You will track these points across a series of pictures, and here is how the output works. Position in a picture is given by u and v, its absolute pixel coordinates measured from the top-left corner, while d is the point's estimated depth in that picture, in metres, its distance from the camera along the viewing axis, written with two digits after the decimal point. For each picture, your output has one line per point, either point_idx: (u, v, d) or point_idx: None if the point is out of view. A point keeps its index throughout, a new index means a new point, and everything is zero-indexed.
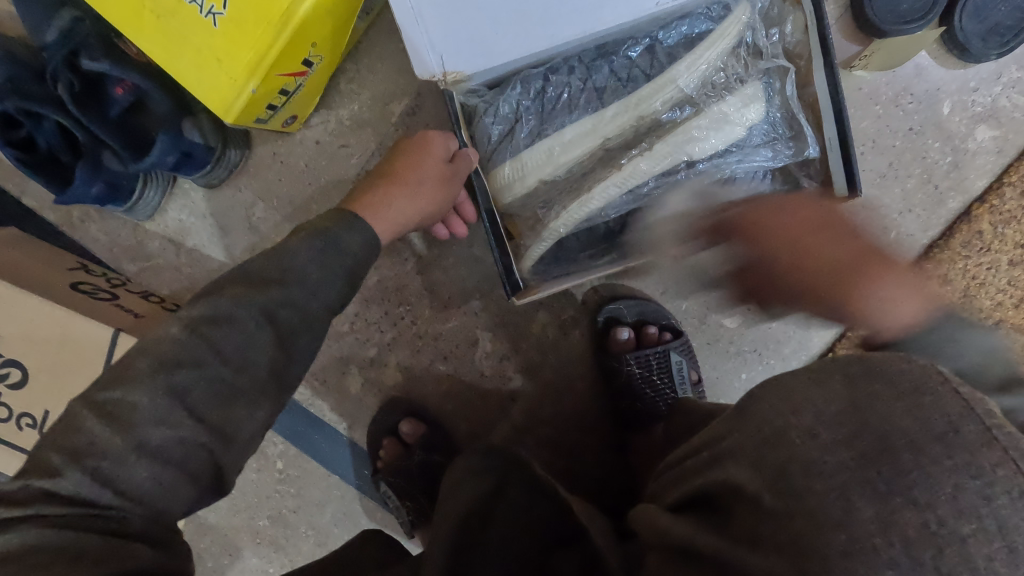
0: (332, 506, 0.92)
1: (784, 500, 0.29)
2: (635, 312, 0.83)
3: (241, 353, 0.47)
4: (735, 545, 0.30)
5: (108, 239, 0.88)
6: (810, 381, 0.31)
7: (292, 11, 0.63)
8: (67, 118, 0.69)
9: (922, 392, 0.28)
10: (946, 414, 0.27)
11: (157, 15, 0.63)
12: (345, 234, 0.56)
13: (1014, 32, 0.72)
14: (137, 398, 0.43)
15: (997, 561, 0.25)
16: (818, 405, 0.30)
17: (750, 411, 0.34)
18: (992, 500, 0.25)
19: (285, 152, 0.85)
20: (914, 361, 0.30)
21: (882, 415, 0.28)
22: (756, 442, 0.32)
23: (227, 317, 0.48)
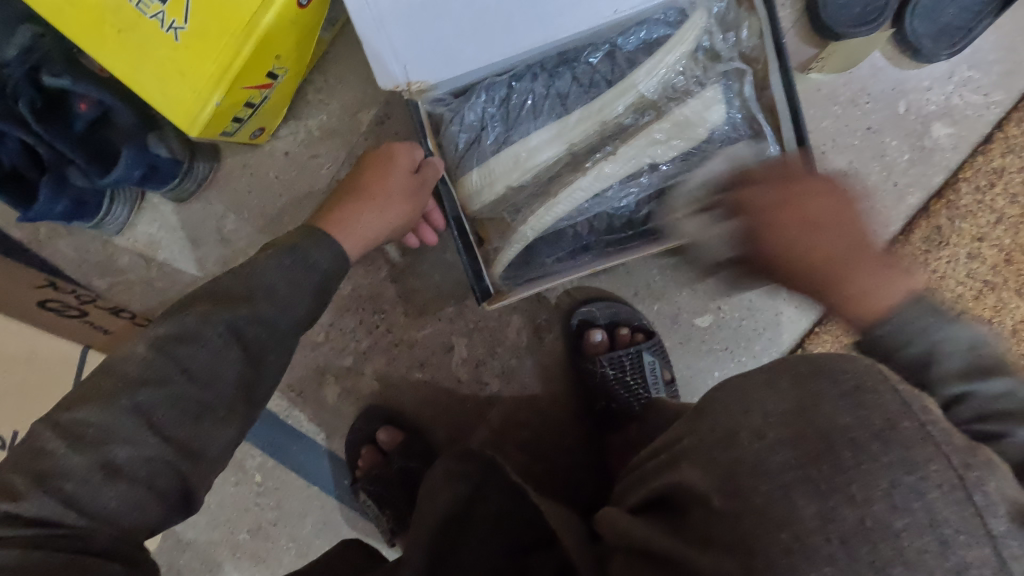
0: (313, 516, 0.92)
1: (733, 500, 0.30)
2: (608, 315, 0.85)
3: (207, 370, 0.47)
4: (688, 548, 0.31)
5: (76, 255, 0.87)
6: (764, 381, 0.33)
7: (254, 22, 0.63)
8: (29, 134, 0.68)
9: (865, 390, 0.29)
10: (886, 412, 0.29)
11: (117, 30, 0.63)
12: (314, 250, 0.56)
13: (962, 32, 0.75)
14: (101, 420, 0.43)
15: (928, 552, 0.26)
16: (765, 406, 0.32)
17: (709, 417, 0.35)
18: (925, 494, 0.27)
19: (255, 163, 0.85)
20: (859, 361, 0.31)
21: (826, 414, 0.30)
22: (709, 443, 0.33)
23: (194, 335, 0.48)
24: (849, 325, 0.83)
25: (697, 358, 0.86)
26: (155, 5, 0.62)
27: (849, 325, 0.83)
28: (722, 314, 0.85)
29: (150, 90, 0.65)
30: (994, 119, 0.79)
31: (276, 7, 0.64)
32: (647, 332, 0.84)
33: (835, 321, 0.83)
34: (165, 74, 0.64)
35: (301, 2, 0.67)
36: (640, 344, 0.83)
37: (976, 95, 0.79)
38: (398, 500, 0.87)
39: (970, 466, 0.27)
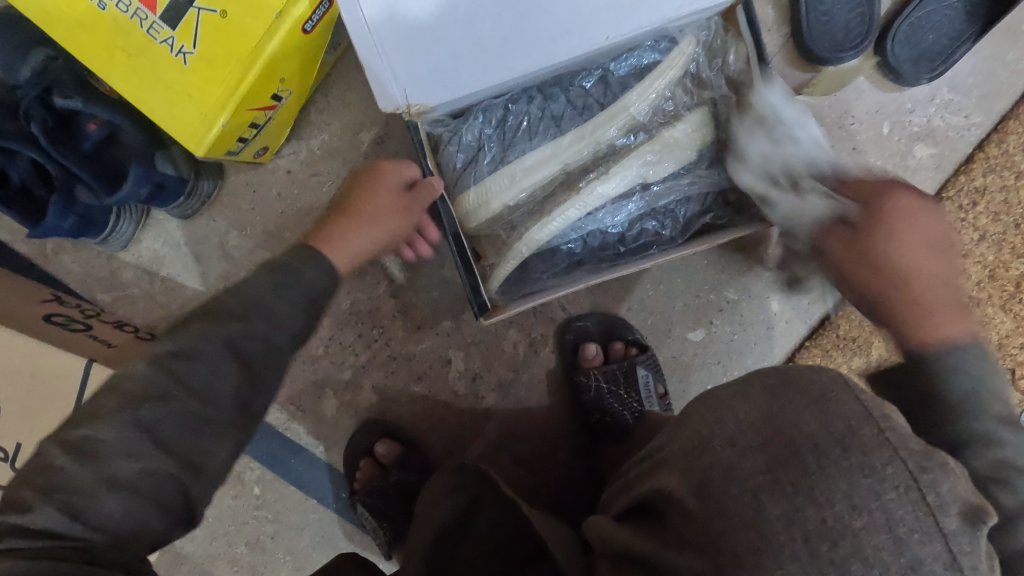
0: (310, 529, 0.93)
1: (705, 502, 0.33)
2: (602, 328, 0.87)
3: (206, 386, 0.49)
4: (667, 549, 0.35)
5: (81, 270, 0.88)
6: (737, 393, 0.36)
7: (260, 48, 0.66)
8: (38, 154, 0.70)
9: (829, 398, 0.33)
10: (847, 418, 0.32)
11: (128, 55, 0.65)
12: (304, 268, 0.58)
13: (942, 57, 0.77)
14: (107, 434, 0.44)
15: (884, 549, 0.29)
16: (738, 415, 0.35)
17: (687, 424, 0.38)
18: (882, 495, 0.30)
19: (257, 181, 0.87)
20: (825, 373, 0.34)
21: (794, 423, 0.33)
22: (684, 452, 0.36)
23: (196, 353, 0.49)
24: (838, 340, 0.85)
25: (689, 372, 0.87)
26: (166, 31, 0.64)
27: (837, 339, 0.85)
28: (713, 329, 0.86)
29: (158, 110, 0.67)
30: (975, 140, 0.81)
31: (281, 34, 0.66)
32: (640, 347, 0.86)
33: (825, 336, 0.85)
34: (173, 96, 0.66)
35: (305, 29, 0.69)
36: (633, 358, 0.85)
37: (957, 117, 0.81)
38: (396, 513, 0.88)
39: (927, 469, 0.30)
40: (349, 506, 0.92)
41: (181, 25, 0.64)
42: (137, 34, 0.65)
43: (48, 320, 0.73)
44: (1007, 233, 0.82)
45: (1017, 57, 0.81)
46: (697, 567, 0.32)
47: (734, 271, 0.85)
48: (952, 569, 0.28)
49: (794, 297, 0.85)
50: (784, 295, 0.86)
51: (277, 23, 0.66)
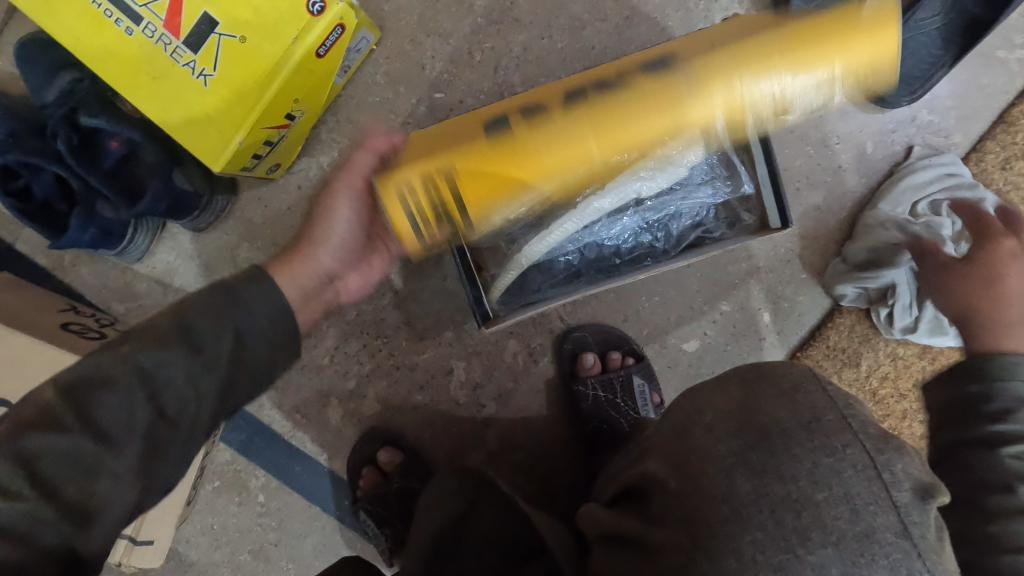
0: (313, 536, 0.95)
1: (686, 481, 0.38)
2: (599, 339, 0.90)
3: (109, 423, 0.42)
4: (650, 523, 0.39)
5: (97, 281, 0.92)
6: (717, 387, 0.42)
7: (276, 71, 0.70)
8: (64, 170, 0.74)
9: (798, 390, 0.39)
10: (814, 408, 0.37)
11: (153, 78, 0.69)
12: (240, 292, 0.49)
13: (920, 82, 0.82)
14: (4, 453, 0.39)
15: (841, 519, 0.34)
16: (717, 405, 0.40)
17: (670, 420, 0.43)
18: (841, 472, 0.35)
19: (269, 197, 0.91)
20: (796, 367, 0.41)
21: (767, 411, 0.38)
22: (669, 440, 0.41)
23: (102, 380, 0.43)
24: (827, 351, 0.88)
25: (685, 382, 0.90)
26: (188, 55, 0.69)
27: (827, 350, 0.88)
28: (707, 339, 0.89)
29: (180, 128, 0.71)
30: None
31: (296, 56, 0.71)
32: (636, 356, 0.89)
33: (815, 347, 0.88)
34: (191, 115, 0.71)
35: (318, 53, 0.74)
36: (629, 368, 0.87)
37: (937, 137, 0.85)
38: (397, 519, 0.90)
39: (883, 451, 0.36)
40: (352, 513, 0.94)
41: (203, 50, 0.68)
42: (161, 57, 0.69)
43: (63, 328, 0.76)
44: None
45: (992, 82, 0.85)
46: (677, 540, 0.36)
47: (727, 284, 0.89)
48: (902, 537, 0.34)
49: (784, 309, 0.88)
50: (775, 308, 0.88)
51: (293, 47, 0.70)
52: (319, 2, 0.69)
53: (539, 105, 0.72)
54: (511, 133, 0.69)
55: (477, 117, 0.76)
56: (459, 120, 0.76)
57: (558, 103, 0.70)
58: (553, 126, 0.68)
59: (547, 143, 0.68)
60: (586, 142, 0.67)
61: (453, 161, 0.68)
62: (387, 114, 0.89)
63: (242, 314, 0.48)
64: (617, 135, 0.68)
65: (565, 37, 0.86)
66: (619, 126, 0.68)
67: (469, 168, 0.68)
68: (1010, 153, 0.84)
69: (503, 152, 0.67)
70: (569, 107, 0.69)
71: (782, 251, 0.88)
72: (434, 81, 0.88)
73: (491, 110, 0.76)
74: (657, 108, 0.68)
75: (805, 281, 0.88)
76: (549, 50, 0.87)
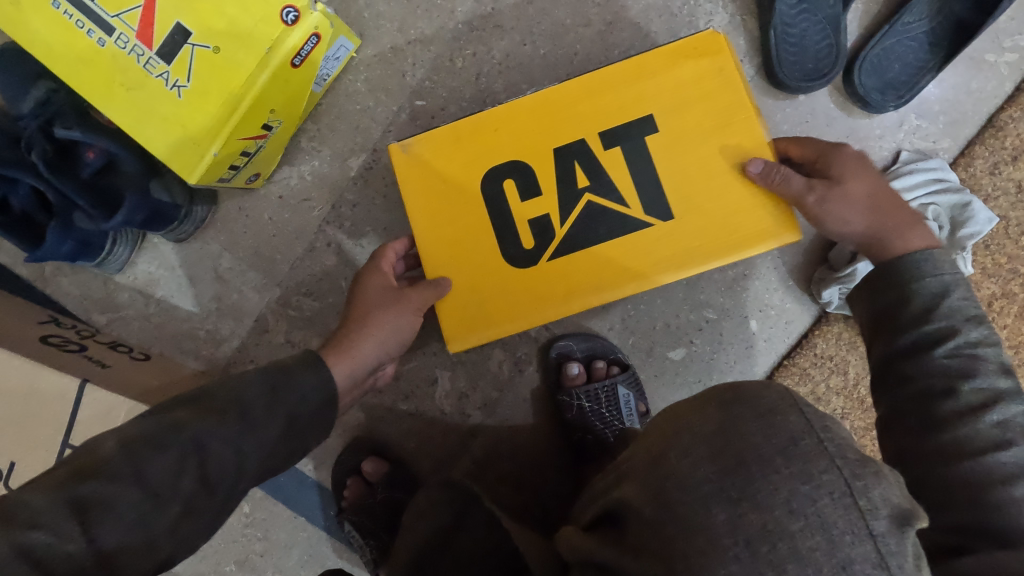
0: (298, 547, 0.94)
1: (662, 509, 0.35)
2: (584, 348, 0.88)
3: (163, 483, 0.46)
4: (624, 555, 0.35)
5: (79, 292, 0.91)
6: (693, 407, 0.38)
7: (251, 82, 0.69)
8: (39, 181, 0.73)
9: (776, 413, 0.35)
10: (791, 431, 0.34)
11: (126, 89, 0.68)
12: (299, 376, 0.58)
13: (908, 86, 0.81)
14: (39, 502, 0.41)
15: (818, 550, 0.31)
16: (692, 428, 0.37)
17: (646, 440, 0.40)
18: (817, 501, 0.32)
19: (250, 207, 0.90)
20: (773, 388, 0.37)
21: (742, 434, 0.35)
22: (643, 463, 0.38)
23: (160, 442, 0.47)
24: (815, 358, 0.87)
25: (671, 390, 0.89)
26: (161, 66, 0.68)
27: (814, 358, 0.87)
28: (694, 348, 0.88)
29: (154, 140, 0.70)
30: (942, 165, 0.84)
31: (271, 68, 0.70)
32: (622, 365, 0.88)
33: (803, 354, 0.87)
34: (165, 128, 0.70)
35: (294, 63, 0.73)
36: (615, 377, 0.86)
37: (925, 142, 0.84)
38: (383, 530, 0.89)
39: (860, 476, 0.33)
40: (337, 524, 0.94)
41: (175, 61, 0.68)
42: (133, 68, 0.68)
43: (45, 341, 0.75)
44: (977, 254, 0.83)
45: (980, 85, 0.84)
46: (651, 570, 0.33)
47: (713, 291, 0.88)
48: (881, 567, 0.31)
49: (771, 317, 0.87)
50: (762, 315, 0.88)
51: (268, 58, 0.69)
52: (293, 12, 0.68)
53: (544, 175, 0.70)
54: (536, 206, 0.70)
55: (471, 162, 0.71)
56: (448, 152, 0.71)
57: (557, 180, 0.70)
58: (581, 218, 0.69)
59: (586, 263, 0.70)
60: (639, 276, 0.69)
61: (466, 240, 0.71)
62: (368, 122, 0.88)
63: (298, 397, 0.57)
64: (665, 254, 0.68)
65: (548, 43, 0.85)
66: (665, 243, 0.69)
67: (501, 286, 0.70)
68: (999, 158, 0.83)
69: (544, 271, 0.70)
70: (587, 181, 0.69)
71: (770, 257, 0.87)
72: (415, 88, 0.87)
73: (483, 161, 0.71)
74: (719, 241, 0.68)
75: (792, 288, 0.87)
76: (531, 56, 0.86)
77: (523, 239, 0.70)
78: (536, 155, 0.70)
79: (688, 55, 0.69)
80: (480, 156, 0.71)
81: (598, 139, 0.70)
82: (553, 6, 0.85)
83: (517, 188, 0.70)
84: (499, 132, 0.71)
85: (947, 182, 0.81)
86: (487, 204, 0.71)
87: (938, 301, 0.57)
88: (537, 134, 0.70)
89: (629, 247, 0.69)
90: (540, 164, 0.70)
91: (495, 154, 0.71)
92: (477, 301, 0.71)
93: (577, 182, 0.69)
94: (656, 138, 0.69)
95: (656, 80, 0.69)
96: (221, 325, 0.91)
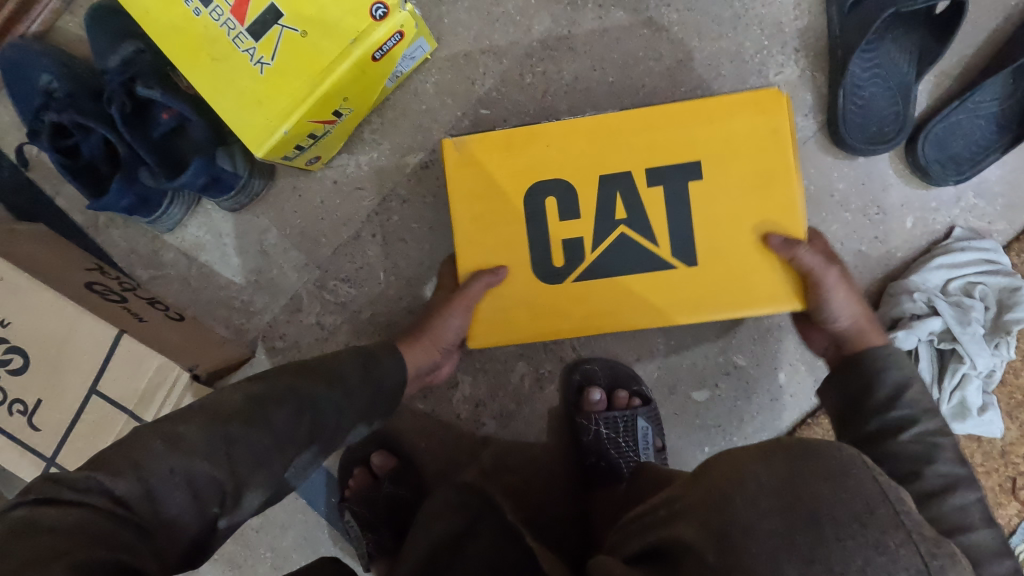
0: (294, 529, 0.94)
1: (726, 556, 0.34)
2: (608, 375, 0.89)
3: (283, 431, 0.52)
4: None
5: (127, 246, 0.94)
6: (757, 456, 0.38)
7: (331, 68, 0.71)
8: (113, 134, 0.76)
9: (848, 475, 0.35)
10: (865, 497, 0.34)
11: (211, 59, 0.71)
12: (386, 359, 0.67)
13: (971, 163, 0.81)
14: (189, 433, 0.47)
15: None
16: (759, 476, 0.37)
17: (703, 479, 0.40)
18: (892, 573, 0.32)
19: (304, 188, 0.92)
20: (843, 451, 0.37)
21: (813, 494, 0.35)
22: (703, 504, 0.38)
23: (280, 397, 0.53)
24: None
25: (689, 431, 0.88)
26: (249, 42, 0.71)
27: None
28: (718, 392, 0.88)
29: (231, 115, 0.72)
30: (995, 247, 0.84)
31: (353, 58, 0.71)
32: (644, 398, 0.88)
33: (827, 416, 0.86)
34: (244, 103, 0.72)
35: (375, 57, 0.75)
36: (636, 409, 0.86)
37: (980, 222, 0.84)
38: (381, 527, 0.88)
39: (936, 556, 0.33)
40: (338, 512, 0.94)
41: (264, 39, 0.71)
42: (222, 41, 0.71)
43: (88, 288, 0.77)
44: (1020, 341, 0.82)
45: None
46: None
47: (745, 338, 0.87)
48: None
49: (800, 372, 0.87)
50: (791, 369, 0.87)
51: (351, 48, 0.71)
52: (381, 9, 0.70)
53: (585, 200, 0.72)
54: (571, 228, 0.72)
55: (518, 173, 0.72)
56: (498, 161, 0.72)
57: (597, 206, 0.72)
58: (612, 249, 0.72)
59: (607, 295, 0.73)
60: (657, 313, 0.72)
61: (498, 247, 0.73)
62: (430, 123, 0.90)
63: (384, 375, 0.66)
64: (686, 296, 0.72)
65: (617, 72, 0.87)
66: (688, 285, 0.72)
67: (527, 298, 0.74)
68: None
69: (568, 294, 0.73)
70: (624, 215, 0.71)
71: None
72: (480, 96, 0.89)
73: (530, 175, 0.72)
74: (738, 292, 0.71)
75: None
76: (598, 82, 0.87)
77: (554, 258, 0.73)
78: (583, 179, 0.72)
79: (748, 107, 0.70)
80: (529, 166, 0.72)
81: (644, 174, 0.71)
82: (627, 37, 0.87)
83: (557, 207, 0.72)
84: (552, 150, 0.72)
85: (999, 264, 0.81)
86: (524, 217, 0.73)
87: (904, 389, 0.62)
88: (587, 158, 0.71)
89: (655, 286, 0.72)
90: (584, 190, 0.72)
91: (544, 171, 0.72)
92: (503, 311, 0.74)
93: (615, 214, 0.71)
94: (697, 182, 0.70)
95: (710, 126, 0.70)
96: (256, 297, 0.93)
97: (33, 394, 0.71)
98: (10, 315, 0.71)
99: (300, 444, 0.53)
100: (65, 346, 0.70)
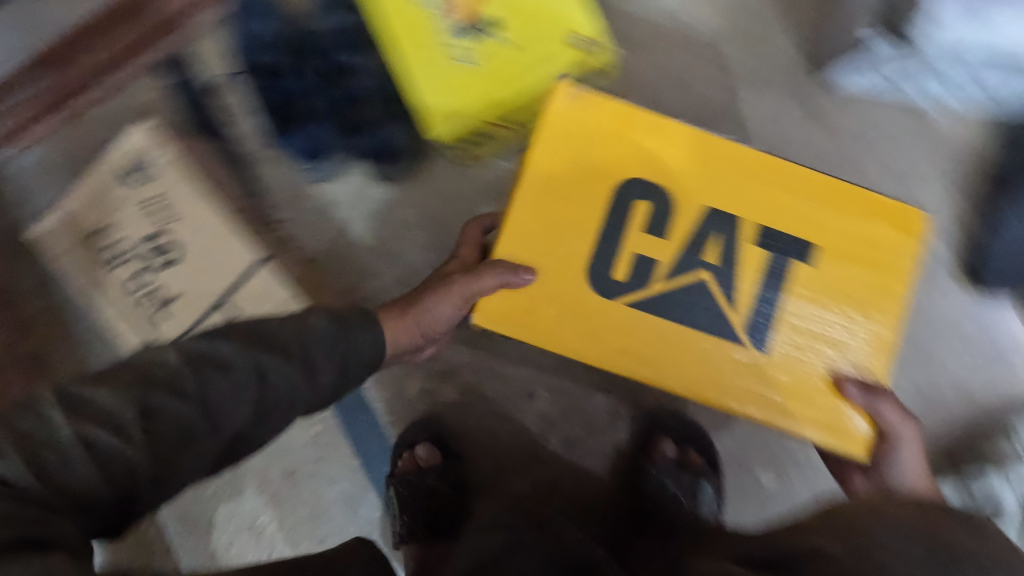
0: (341, 484, 0.99)
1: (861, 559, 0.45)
2: (681, 428, 0.90)
3: (202, 397, 0.52)
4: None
5: (272, 183, 1.00)
6: (902, 506, 0.51)
7: (526, 81, 0.81)
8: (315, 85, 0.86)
9: (977, 525, 0.50)
10: (995, 545, 0.48)
11: (426, 45, 0.81)
12: (360, 334, 0.62)
13: None
14: (97, 397, 0.48)
15: None
16: (900, 516, 0.49)
17: (838, 514, 0.52)
18: None
19: (447, 176, 0.98)
20: (966, 516, 0.51)
21: (955, 538, 0.47)
22: (839, 530, 0.49)
23: (226, 365, 0.54)
24: None
25: (750, 503, 0.89)
26: (465, 41, 0.81)
27: None
28: (787, 475, 0.89)
29: (423, 99, 0.82)
30: None
31: (546, 77, 0.81)
32: (711, 460, 0.89)
33: None
34: (439, 91, 0.81)
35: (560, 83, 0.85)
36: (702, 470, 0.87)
37: None
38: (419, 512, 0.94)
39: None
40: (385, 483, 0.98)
41: (478, 43, 0.81)
42: (441, 34, 0.81)
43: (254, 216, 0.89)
44: None
45: None
46: None
47: None
48: None
49: None
50: None
51: (547, 69, 0.81)
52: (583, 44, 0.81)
53: (677, 220, 0.68)
54: (644, 244, 0.68)
55: (613, 166, 0.68)
56: (596, 154, 0.68)
57: (686, 234, 0.68)
58: (680, 287, 0.67)
59: (643, 342, 0.68)
60: (600, 345, 0.68)
61: (563, 226, 0.68)
62: None
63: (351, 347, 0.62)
64: (720, 374, 0.68)
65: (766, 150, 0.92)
66: (720, 363, 0.68)
67: (562, 308, 0.69)
68: None
69: (597, 314, 0.68)
70: (714, 257, 0.67)
71: None
72: None
73: (616, 176, 0.68)
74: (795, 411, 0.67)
75: None
76: None
77: (614, 271, 0.68)
78: (685, 198, 0.68)
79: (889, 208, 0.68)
80: (635, 158, 0.68)
81: (753, 228, 0.68)
82: (784, 123, 0.93)
83: (646, 213, 0.68)
84: (634, 154, 0.68)
85: None
86: (602, 212, 0.68)
87: None
88: (693, 184, 0.68)
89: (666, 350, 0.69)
90: (676, 216, 0.68)
91: (636, 169, 0.68)
92: (511, 309, 0.69)
93: (703, 255, 0.67)
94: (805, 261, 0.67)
95: (838, 216, 0.68)
96: (373, 263, 0.99)
97: (174, 286, 0.88)
98: (181, 216, 0.89)
99: (247, 415, 0.55)
100: (216, 260, 0.88)
